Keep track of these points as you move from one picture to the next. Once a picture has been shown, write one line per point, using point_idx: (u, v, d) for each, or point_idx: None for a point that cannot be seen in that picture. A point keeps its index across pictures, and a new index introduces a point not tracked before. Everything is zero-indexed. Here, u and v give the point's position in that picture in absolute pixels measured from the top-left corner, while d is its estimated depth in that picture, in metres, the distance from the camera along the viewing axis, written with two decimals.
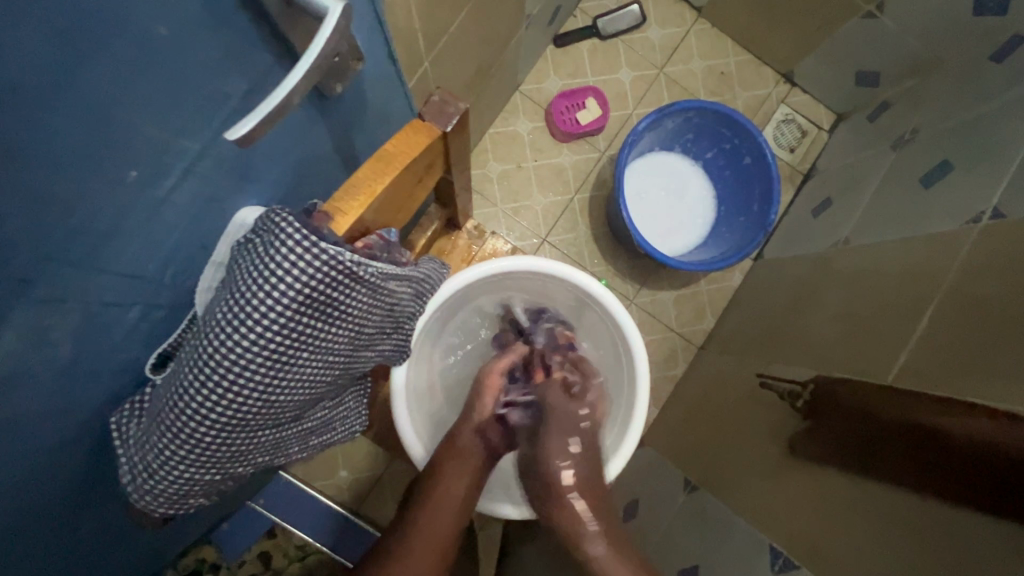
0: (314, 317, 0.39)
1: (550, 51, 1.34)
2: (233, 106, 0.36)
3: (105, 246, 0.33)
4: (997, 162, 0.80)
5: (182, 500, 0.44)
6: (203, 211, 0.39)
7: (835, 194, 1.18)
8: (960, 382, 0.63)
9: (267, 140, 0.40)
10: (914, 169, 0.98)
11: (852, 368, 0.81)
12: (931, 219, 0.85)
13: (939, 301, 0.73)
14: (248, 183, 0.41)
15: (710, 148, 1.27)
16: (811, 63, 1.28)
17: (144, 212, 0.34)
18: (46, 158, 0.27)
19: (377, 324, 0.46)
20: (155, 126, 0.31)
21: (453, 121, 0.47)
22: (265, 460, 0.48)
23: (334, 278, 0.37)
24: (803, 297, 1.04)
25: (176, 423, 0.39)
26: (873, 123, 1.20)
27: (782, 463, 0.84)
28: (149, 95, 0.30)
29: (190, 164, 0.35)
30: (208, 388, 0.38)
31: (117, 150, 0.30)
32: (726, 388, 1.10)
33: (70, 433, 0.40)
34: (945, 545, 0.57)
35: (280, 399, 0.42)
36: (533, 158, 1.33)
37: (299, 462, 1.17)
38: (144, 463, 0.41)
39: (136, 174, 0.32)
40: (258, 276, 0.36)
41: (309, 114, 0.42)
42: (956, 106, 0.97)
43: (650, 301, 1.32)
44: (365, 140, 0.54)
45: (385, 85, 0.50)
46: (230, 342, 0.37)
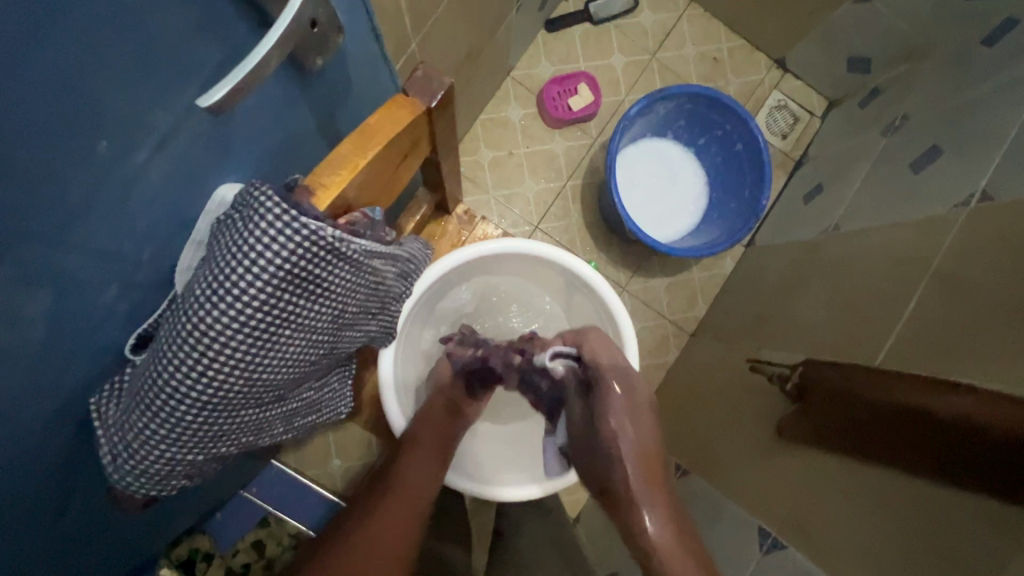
0: (295, 293, 0.38)
1: (542, 36, 1.33)
2: (210, 77, 0.35)
3: (78, 220, 0.32)
4: (986, 145, 0.80)
5: (165, 481, 0.43)
6: (181, 187, 0.38)
7: (826, 180, 1.18)
8: (946, 362, 0.64)
9: (245, 113, 0.39)
10: (904, 154, 0.98)
11: (840, 351, 0.82)
12: (920, 203, 0.85)
13: (927, 284, 0.73)
14: (227, 159, 0.40)
15: (702, 134, 1.26)
16: (804, 48, 1.27)
17: (118, 186, 0.34)
18: (11, 124, 0.26)
19: (361, 303, 0.46)
20: (127, 94, 0.30)
21: (436, 97, 0.47)
22: (250, 441, 0.47)
23: (316, 253, 0.37)
24: (794, 283, 1.05)
25: (155, 401, 0.38)
26: (864, 109, 1.20)
27: (771, 446, 0.84)
28: (121, 62, 0.29)
29: (167, 137, 0.34)
30: (188, 365, 0.37)
31: (87, 119, 0.29)
32: (717, 374, 1.10)
33: (48, 413, 0.39)
34: (935, 526, 0.58)
35: (262, 377, 0.41)
36: (525, 145, 1.31)
37: (290, 452, 1.17)
38: (124, 443, 0.40)
39: (108, 144, 0.31)
40: (237, 251, 0.36)
41: (289, 88, 0.41)
42: (947, 90, 0.97)
43: (642, 288, 1.32)
44: (348, 118, 0.53)
45: (368, 61, 0.49)
46: (209, 318, 0.36)
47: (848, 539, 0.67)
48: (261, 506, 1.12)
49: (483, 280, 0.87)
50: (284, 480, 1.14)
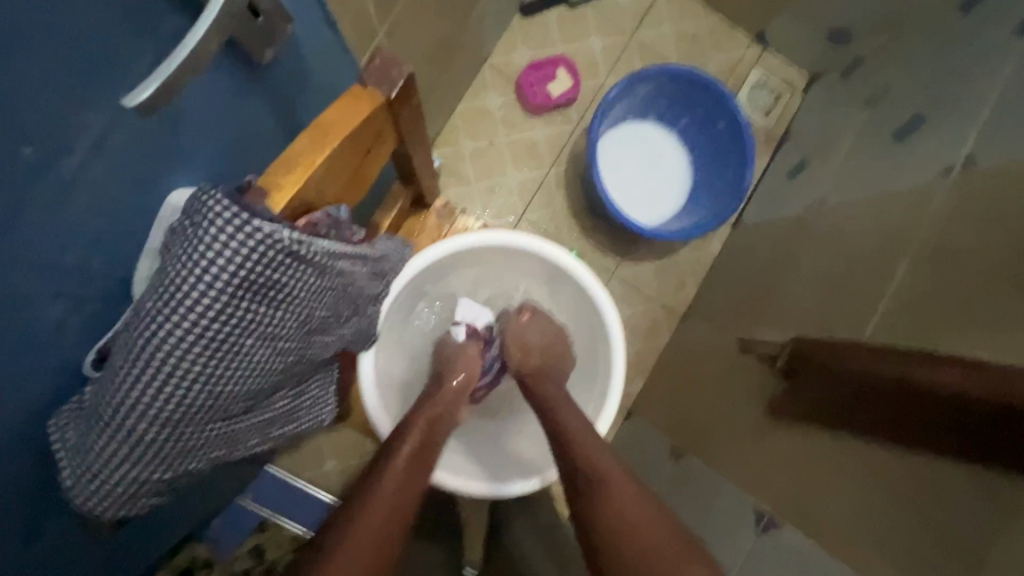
0: (256, 299, 0.37)
1: (517, 21, 1.30)
2: (147, 73, 0.32)
3: (8, 233, 0.30)
4: (968, 111, 0.79)
5: (133, 502, 0.41)
6: (126, 194, 0.36)
7: (810, 155, 1.17)
8: (933, 335, 0.63)
9: (190, 110, 0.37)
10: (887, 124, 0.97)
11: (828, 327, 0.81)
12: (905, 173, 0.84)
13: (912, 255, 0.73)
14: (176, 162, 0.38)
15: (683, 114, 1.25)
16: (783, 21, 1.25)
17: (54, 194, 0.31)
18: None
19: (331, 307, 0.44)
20: (50, 94, 0.28)
21: (397, 85, 0.45)
22: (224, 455, 0.46)
23: (274, 258, 0.35)
24: (781, 260, 1.04)
25: (114, 419, 0.36)
26: (846, 81, 1.19)
27: (763, 425, 0.84)
28: (38, 63, 0.27)
29: (103, 142, 0.32)
30: (146, 380, 0.36)
31: (7, 123, 0.27)
32: (708, 355, 1.10)
33: (3, 436, 0.37)
34: (938, 501, 0.58)
35: (229, 388, 0.39)
36: (505, 133, 1.29)
37: (283, 456, 1.16)
38: (84, 466, 0.38)
39: (33, 150, 0.29)
40: (190, 259, 0.34)
41: (237, 82, 0.39)
42: (929, 59, 0.96)
43: (631, 272, 1.31)
44: (308, 113, 0.50)
45: (324, 52, 0.47)
46: (165, 330, 0.35)
47: (840, 512, 0.68)
48: (258, 510, 1.11)
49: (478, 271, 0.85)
50: (278, 484, 1.12)
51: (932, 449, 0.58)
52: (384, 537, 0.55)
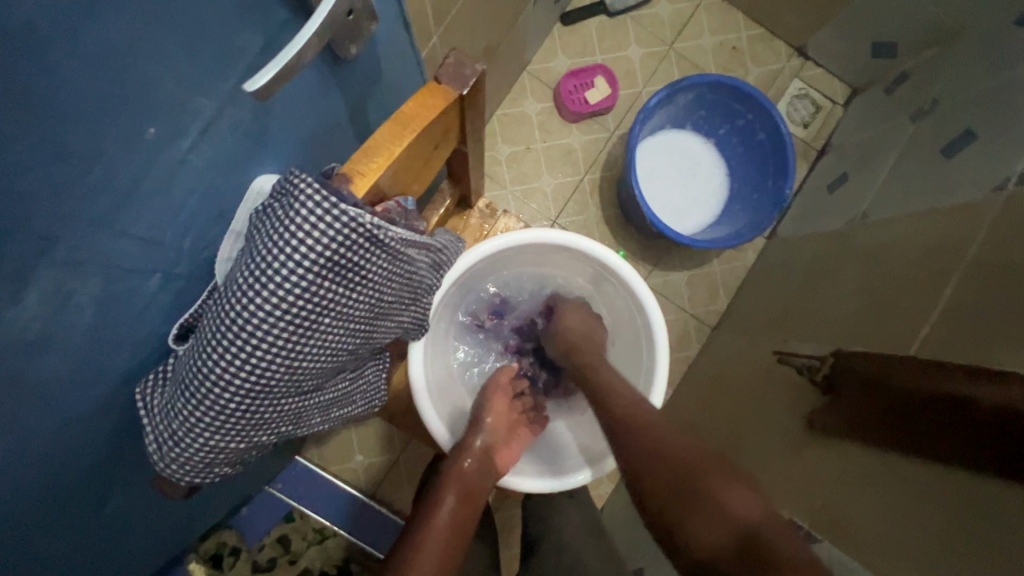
0: (335, 281, 0.38)
1: (558, 29, 1.32)
2: (251, 65, 0.35)
3: (127, 207, 0.32)
4: (1021, 127, 0.77)
5: (208, 469, 0.43)
6: (220, 177, 0.38)
7: (851, 169, 1.16)
8: (990, 353, 0.61)
9: (283, 103, 0.39)
10: (935, 139, 0.95)
11: (872, 342, 0.80)
12: (954, 188, 0.82)
13: (962, 272, 0.71)
14: (263, 150, 0.41)
15: (722, 124, 1.25)
16: (827, 34, 1.24)
17: (166, 173, 0.34)
18: (76, 109, 0.26)
19: (396, 293, 0.46)
20: (175, 80, 0.30)
21: (469, 83, 0.46)
22: (289, 431, 0.47)
23: (355, 241, 0.37)
24: (820, 273, 1.03)
25: (200, 389, 0.38)
26: (891, 94, 1.17)
27: (801, 439, 0.83)
28: (168, 53, 0.29)
29: (208, 125, 0.34)
30: (231, 353, 0.38)
31: (138, 105, 0.29)
32: (741, 367, 1.09)
33: (98, 400, 0.40)
34: (973, 510, 0.57)
35: (303, 365, 0.41)
36: (542, 139, 1.31)
37: (313, 448, 1.19)
38: (168, 432, 0.40)
39: (155, 131, 0.31)
40: (280, 238, 0.36)
41: (322, 78, 0.41)
42: (980, 73, 0.94)
43: (662, 281, 1.30)
44: (375, 110, 0.53)
45: (396, 51, 0.49)
46: (253, 305, 0.37)
47: (883, 528, 0.66)
48: (286, 501, 1.13)
49: (528, 268, 0.86)
50: (309, 475, 1.15)
51: (979, 467, 0.57)
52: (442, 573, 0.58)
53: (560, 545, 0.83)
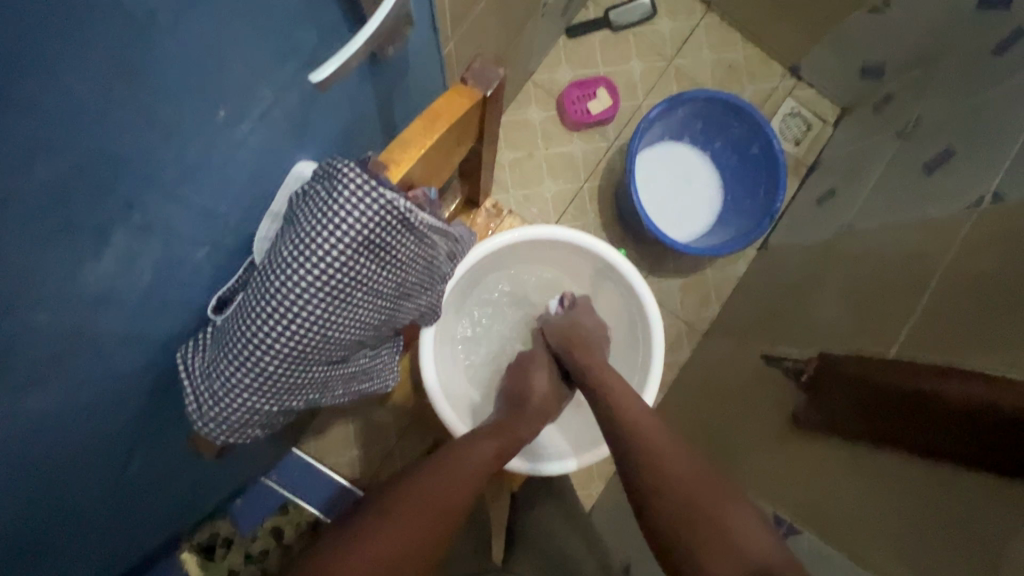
0: (368, 259, 0.42)
1: (563, 41, 1.37)
2: (304, 60, 0.39)
3: (189, 182, 0.36)
4: (995, 148, 0.83)
5: (241, 430, 0.47)
6: (266, 161, 0.42)
7: (838, 185, 1.22)
8: (963, 355, 0.66)
9: (325, 97, 0.43)
10: (918, 157, 1.01)
11: (853, 346, 0.85)
12: (934, 203, 0.88)
13: (940, 280, 0.76)
14: (304, 139, 0.45)
15: (718, 137, 1.30)
16: (818, 56, 1.31)
17: (224, 153, 0.38)
18: (166, 91, 0.31)
19: (419, 275, 0.50)
20: (243, 72, 0.34)
21: (493, 85, 0.50)
22: (314, 399, 0.51)
23: (389, 222, 0.41)
24: (807, 282, 1.08)
25: (241, 351, 0.42)
26: (878, 115, 1.24)
27: (784, 437, 0.87)
28: (242, 48, 0.33)
29: (263, 113, 0.38)
30: (272, 319, 0.41)
31: (212, 91, 0.33)
32: (730, 370, 1.13)
33: (144, 360, 0.44)
34: (945, 499, 0.61)
35: (334, 335, 0.45)
36: (544, 146, 1.36)
37: (311, 440, 1.21)
38: (208, 392, 0.43)
39: (222, 113, 0.35)
40: (321, 216, 0.39)
41: (360, 75, 0.45)
42: (961, 98, 1.00)
43: (656, 287, 1.35)
44: (400, 107, 0.57)
45: (423, 55, 0.53)
46: (294, 276, 0.40)
47: (859, 517, 0.69)
48: (282, 491, 1.15)
49: (531, 266, 0.90)
50: (305, 467, 1.17)
51: (951, 458, 0.61)
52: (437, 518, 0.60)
53: (553, 533, 0.87)
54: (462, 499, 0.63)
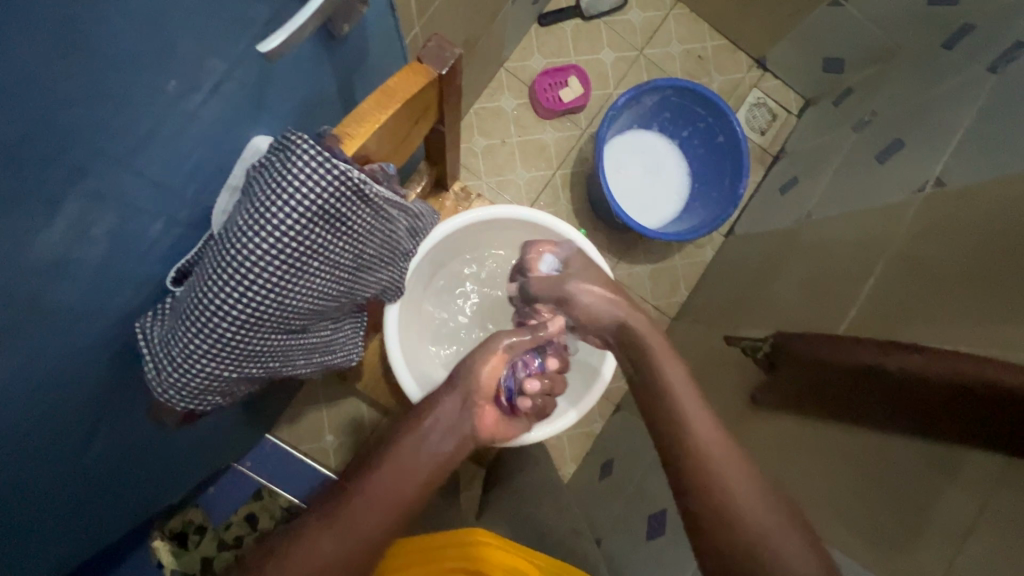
0: (325, 228, 0.44)
1: (535, 30, 1.39)
2: (257, 33, 0.39)
3: (141, 152, 0.37)
4: (938, 138, 0.88)
5: (201, 395, 0.48)
6: (221, 134, 0.43)
7: (801, 174, 1.26)
8: (900, 331, 0.71)
9: (280, 71, 0.44)
10: (872, 147, 1.06)
11: (806, 326, 0.89)
12: (885, 190, 0.92)
13: (887, 262, 0.81)
14: (260, 114, 0.46)
15: (685, 127, 1.33)
16: (783, 49, 1.35)
17: (177, 124, 0.39)
18: (116, 59, 0.31)
19: (376, 249, 0.51)
20: (193, 42, 0.35)
21: (448, 64, 0.52)
22: (274, 368, 0.52)
23: (344, 193, 0.42)
24: (768, 267, 1.12)
25: (199, 318, 0.43)
26: (838, 107, 1.28)
27: (742, 413, 0.92)
28: (193, 18, 0.34)
29: (217, 86, 0.39)
30: (230, 286, 0.42)
31: (162, 61, 0.34)
32: (697, 353, 1.17)
33: (103, 330, 0.44)
34: (882, 461, 0.64)
35: (292, 303, 0.46)
36: (517, 134, 1.37)
37: (285, 427, 1.21)
38: (166, 359, 0.44)
39: (174, 84, 0.36)
40: (277, 186, 0.41)
41: (316, 50, 0.46)
42: (912, 90, 1.05)
43: (627, 273, 1.38)
44: (360, 87, 0.58)
45: (382, 34, 0.54)
46: (251, 245, 0.41)
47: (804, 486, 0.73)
48: (256, 479, 1.16)
49: (499, 246, 0.92)
50: (278, 453, 1.17)
51: (881, 423, 0.65)
52: (393, 504, 0.56)
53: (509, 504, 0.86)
54: (396, 511, 0.56)
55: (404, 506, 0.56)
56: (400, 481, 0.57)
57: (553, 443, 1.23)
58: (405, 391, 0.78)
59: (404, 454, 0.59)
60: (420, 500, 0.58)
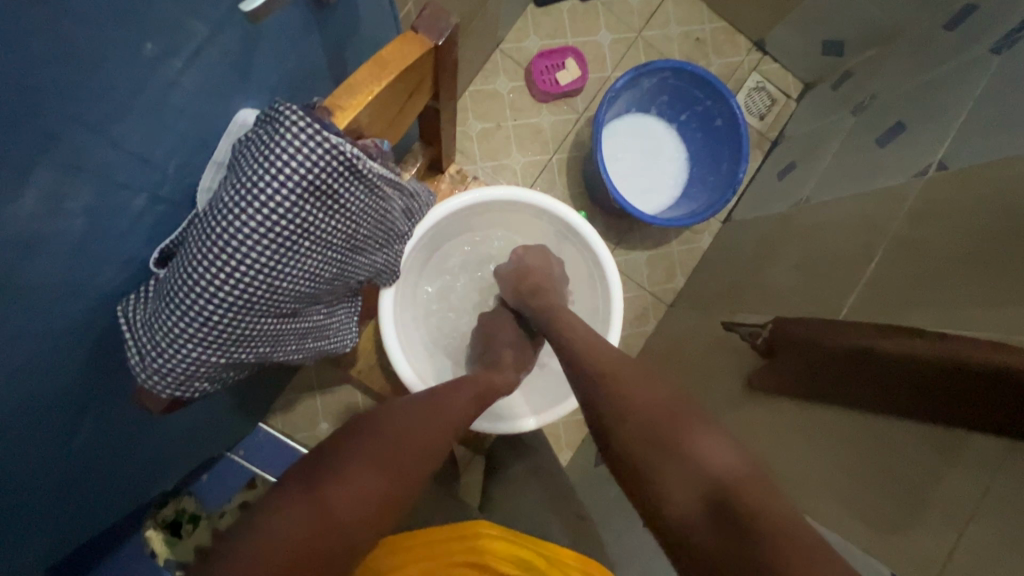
0: (317, 206, 0.41)
1: (530, 10, 1.35)
2: None
3: (118, 122, 0.35)
4: (939, 122, 0.86)
5: (189, 382, 0.46)
6: (204, 105, 0.41)
7: (799, 158, 1.25)
8: (901, 315, 0.70)
9: (266, 38, 0.42)
10: (872, 130, 1.04)
11: (805, 312, 0.88)
12: (885, 174, 0.91)
13: (887, 246, 0.80)
14: (246, 85, 0.43)
15: (683, 110, 1.31)
16: (782, 31, 1.33)
17: (157, 93, 0.36)
18: (86, 16, 0.29)
19: (371, 229, 0.49)
20: (171, 2, 0.33)
21: (444, 35, 0.49)
22: (265, 354, 0.50)
23: (336, 169, 0.40)
24: (766, 252, 1.11)
25: (185, 300, 0.41)
26: (837, 90, 1.26)
27: (740, 399, 0.91)
28: None
29: (197, 53, 0.37)
30: (216, 267, 0.40)
31: (138, 22, 0.32)
32: (694, 339, 1.16)
33: (84, 313, 0.42)
34: (881, 443, 0.64)
35: (283, 285, 0.44)
36: (512, 117, 1.34)
37: (278, 415, 1.19)
38: (151, 343, 0.42)
39: (152, 48, 0.34)
40: (265, 161, 0.38)
41: (303, 16, 0.43)
42: (914, 72, 1.03)
43: (623, 259, 1.37)
44: (351, 60, 0.55)
45: (373, 4, 0.52)
46: (239, 223, 0.39)
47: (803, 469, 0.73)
48: (248, 467, 1.14)
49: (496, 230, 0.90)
50: (271, 442, 1.16)
51: (879, 407, 0.64)
52: (433, 441, 0.60)
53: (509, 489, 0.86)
54: (435, 449, 0.60)
55: (441, 446, 0.61)
56: (439, 425, 0.62)
57: (549, 431, 1.22)
58: (402, 376, 0.77)
59: (438, 408, 0.64)
60: (449, 446, 0.63)
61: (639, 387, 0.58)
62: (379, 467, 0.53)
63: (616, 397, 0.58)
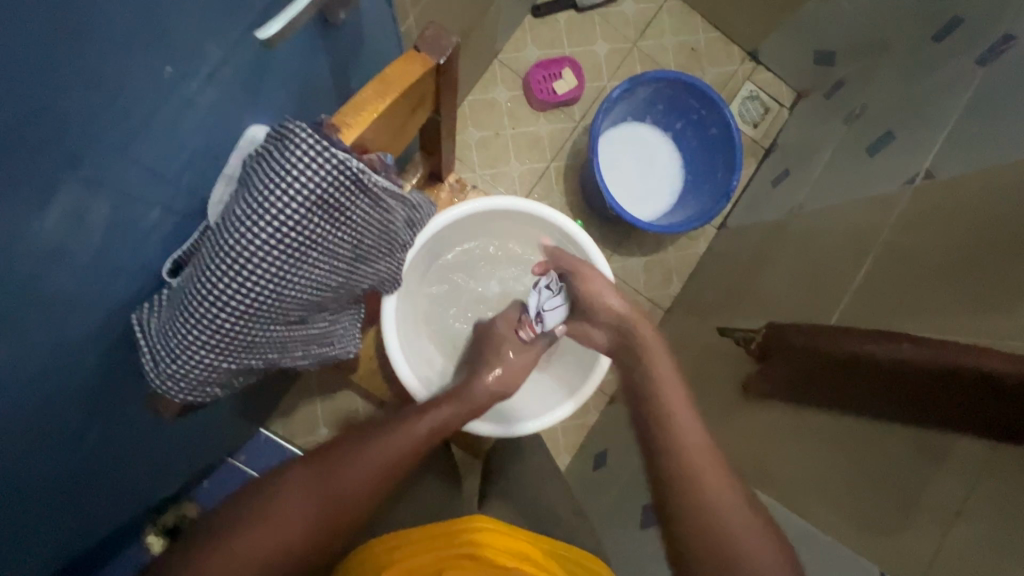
0: (323, 219, 0.43)
1: (528, 21, 1.38)
2: (254, 20, 0.39)
3: (136, 140, 0.37)
4: (926, 131, 0.89)
5: (199, 387, 0.47)
6: (217, 123, 0.43)
7: (792, 166, 1.27)
8: (890, 321, 0.72)
9: (276, 58, 0.44)
10: (863, 139, 1.07)
11: (798, 317, 0.90)
12: (875, 182, 0.93)
13: (877, 253, 0.82)
14: (256, 102, 0.45)
15: (678, 119, 1.33)
16: (775, 41, 1.35)
17: (173, 112, 0.38)
18: (109, 44, 0.31)
19: (374, 240, 0.51)
20: (188, 28, 0.35)
21: (446, 53, 0.51)
22: (271, 360, 0.52)
23: (341, 183, 0.42)
24: (760, 259, 1.13)
25: (197, 309, 0.42)
26: (829, 99, 1.29)
27: (735, 403, 0.93)
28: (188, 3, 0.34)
29: (212, 74, 0.39)
30: (227, 277, 0.42)
31: (158, 47, 0.34)
32: (691, 344, 1.18)
33: (98, 321, 0.44)
34: (870, 447, 0.65)
35: (291, 294, 0.46)
36: (510, 126, 1.37)
37: (279, 421, 1.21)
38: (164, 350, 0.44)
39: (170, 70, 0.36)
40: (275, 176, 0.40)
41: (311, 37, 0.45)
42: (903, 83, 1.06)
43: (621, 265, 1.39)
44: (355, 76, 0.57)
45: (378, 23, 0.54)
46: (249, 236, 0.41)
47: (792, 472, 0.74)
48: (250, 473, 1.15)
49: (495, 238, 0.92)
50: (272, 447, 1.17)
51: (869, 411, 0.66)
52: (379, 469, 0.62)
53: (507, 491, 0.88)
54: (380, 477, 0.62)
55: (390, 473, 0.63)
56: (393, 452, 0.64)
57: (548, 435, 1.24)
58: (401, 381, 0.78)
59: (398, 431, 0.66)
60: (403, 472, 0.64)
61: (691, 428, 0.60)
62: (312, 501, 0.60)
63: (666, 430, 0.60)
